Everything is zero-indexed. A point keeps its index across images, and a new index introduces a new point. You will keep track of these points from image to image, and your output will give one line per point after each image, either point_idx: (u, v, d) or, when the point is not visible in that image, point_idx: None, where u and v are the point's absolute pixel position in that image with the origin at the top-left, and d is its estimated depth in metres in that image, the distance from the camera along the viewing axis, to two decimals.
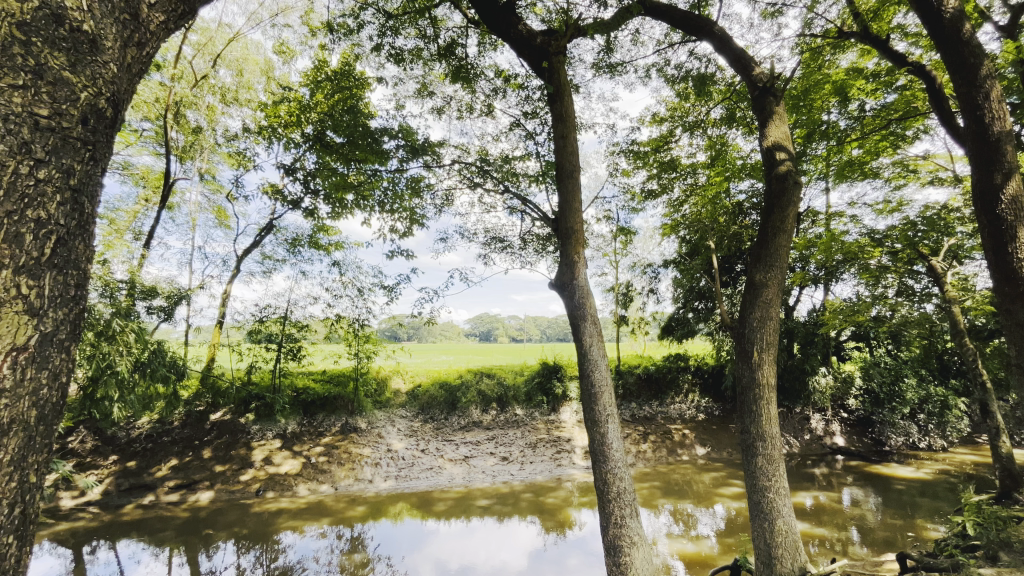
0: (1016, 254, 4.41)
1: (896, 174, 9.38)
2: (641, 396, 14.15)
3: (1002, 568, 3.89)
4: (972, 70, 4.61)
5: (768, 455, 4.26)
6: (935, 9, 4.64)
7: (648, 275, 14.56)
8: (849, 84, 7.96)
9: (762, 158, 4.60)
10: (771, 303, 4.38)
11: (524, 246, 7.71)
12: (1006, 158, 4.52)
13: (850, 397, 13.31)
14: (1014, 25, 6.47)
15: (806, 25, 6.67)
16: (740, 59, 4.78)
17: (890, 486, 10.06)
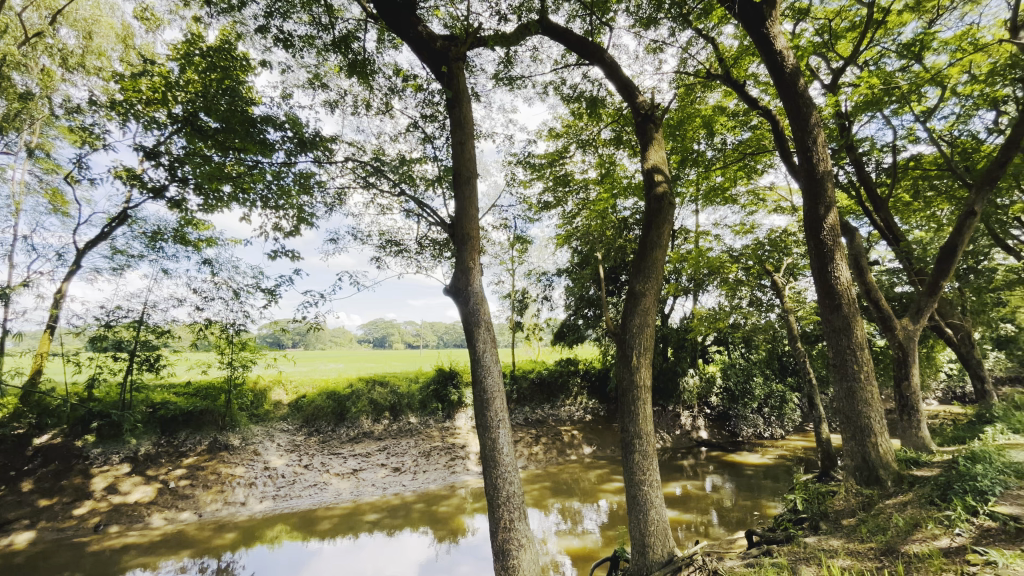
0: (834, 273, 5.36)
1: (750, 201, 10.87)
2: (533, 400, 14.66)
3: (822, 535, 4.63)
4: (804, 118, 5.52)
5: (643, 451, 4.64)
6: (779, 63, 5.46)
7: (543, 282, 15.15)
8: (715, 119, 9.03)
9: (643, 178, 5.03)
10: (648, 311, 4.78)
11: (420, 251, 7.55)
12: (827, 194, 5.47)
13: (712, 395, 15.04)
14: (834, 84, 7.91)
15: (681, 62, 7.49)
16: (626, 87, 5.20)
17: (742, 472, 11.54)
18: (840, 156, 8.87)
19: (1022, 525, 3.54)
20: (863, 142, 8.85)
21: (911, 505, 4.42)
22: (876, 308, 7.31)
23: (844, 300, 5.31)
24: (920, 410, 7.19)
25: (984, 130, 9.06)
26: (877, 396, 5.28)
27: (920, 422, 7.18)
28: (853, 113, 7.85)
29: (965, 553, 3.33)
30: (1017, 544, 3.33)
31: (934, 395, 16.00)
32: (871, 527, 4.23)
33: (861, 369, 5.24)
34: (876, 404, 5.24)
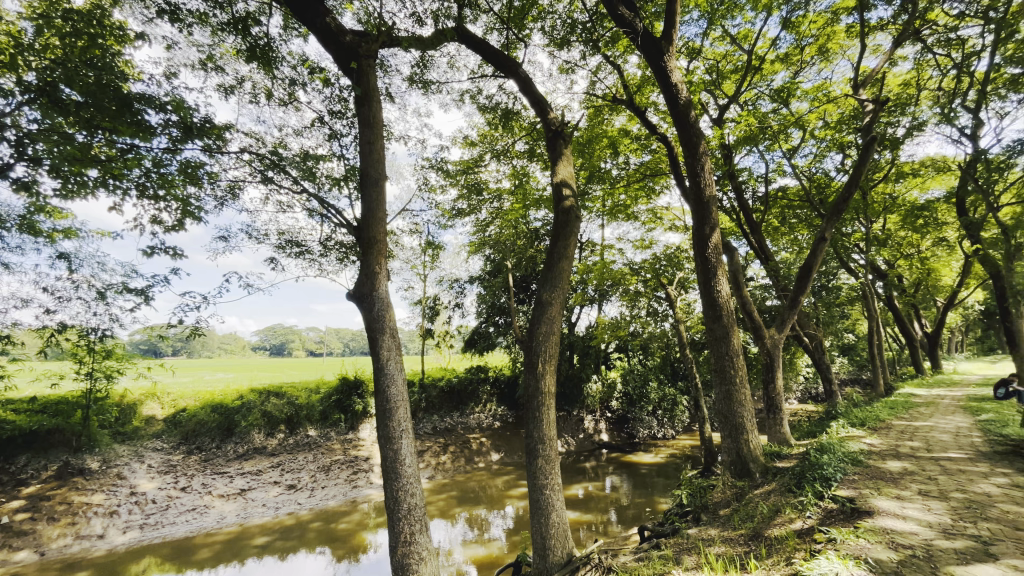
0: (717, 287, 5.97)
1: (649, 219, 11.76)
2: (442, 408, 14.45)
3: (702, 525, 5.09)
4: (695, 146, 6.09)
5: (546, 456, 4.77)
6: (674, 93, 5.99)
7: (455, 289, 15.07)
8: (619, 140, 9.61)
9: (552, 191, 5.22)
10: (554, 319, 4.95)
11: (324, 253, 7.13)
12: (712, 217, 6.10)
13: (613, 400, 15.94)
14: (720, 118, 8.86)
15: (591, 84, 7.94)
16: (538, 102, 5.37)
17: (638, 471, 12.32)
18: (724, 183, 9.92)
19: (856, 505, 4.17)
20: (743, 172, 9.99)
21: (774, 493, 5.01)
22: (750, 319, 8.23)
23: (724, 311, 5.92)
24: (783, 409, 8.21)
25: (833, 169, 10.68)
26: (749, 397, 5.93)
27: (782, 419, 8.20)
28: (735, 146, 8.84)
29: (813, 533, 3.84)
30: (852, 521, 3.91)
31: (795, 396, 18.35)
32: (742, 515, 4.73)
33: (737, 373, 5.87)
34: (748, 404, 5.88)
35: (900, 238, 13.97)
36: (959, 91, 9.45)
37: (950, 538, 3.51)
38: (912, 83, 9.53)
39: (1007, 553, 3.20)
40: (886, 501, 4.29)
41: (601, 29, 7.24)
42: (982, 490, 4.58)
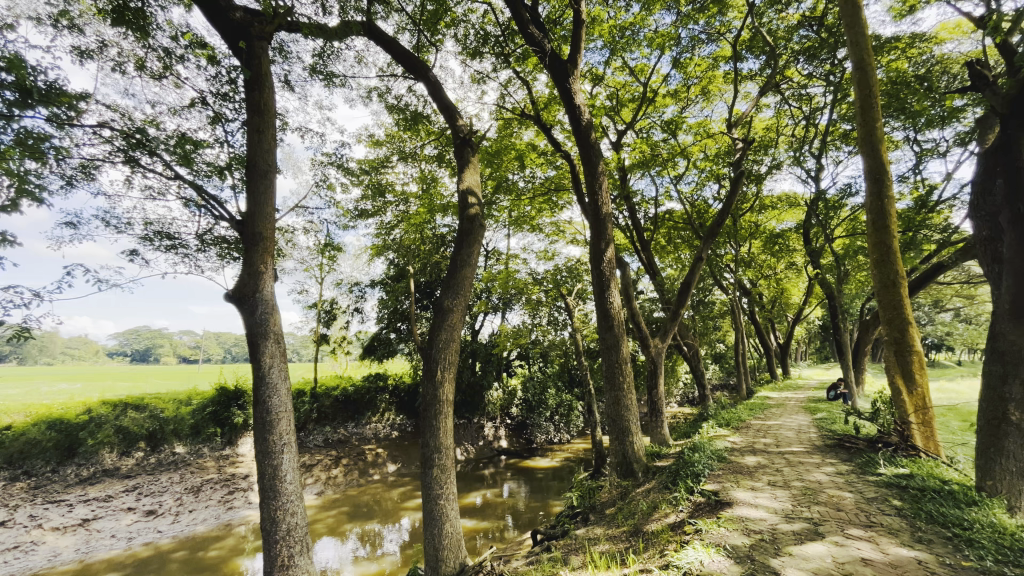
0: (610, 299, 6.37)
1: (552, 232, 12.25)
2: (335, 419, 13.65)
3: (590, 525, 5.36)
4: (595, 166, 6.48)
5: (442, 465, 4.70)
6: (578, 114, 6.34)
7: (355, 293, 14.38)
8: (526, 154, 9.88)
9: (457, 198, 5.22)
10: (455, 326, 4.91)
11: (201, 249, 6.40)
12: (608, 233, 6.52)
13: (513, 406, 16.24)
14: (618, 143, 9.53)
15: (502, 96, 8.10)
16: (447, 108, 5.35)
17: (534, 476, 12.65)
18: (620, 202, 10.66)
19: (719, 497, 4.68)
20: (636, 194, 10.84)
21: (653, 490, 5.45)
22: (638, 329, 8.89)
23: (615, 322, 6.33)
24: (664, 412, 8.95)
25: (711, 197, 11.99)
26: (635, 402, 6.35)
27: (663, 421, 8.96)
28: (631, 169, 9.55)
29: (684, 525, 4.21)
30: (715, 512, 4.37)
31: (675, 400, 20.17)
32: (625, 513, 5.06)
33: (625, 379, 6.24)
34: (634, 410, 6.29)
35: (761, 261, 16.05)
36: (808, 140, 11.16)
37: (791, 521, 4.07)
38: (774, 128, 11.06)
39: (831, 531, 3.79)
40: (743, 492, 4.86)
41: (512, 45, 7.41)
42: (815, 478, 5.38)
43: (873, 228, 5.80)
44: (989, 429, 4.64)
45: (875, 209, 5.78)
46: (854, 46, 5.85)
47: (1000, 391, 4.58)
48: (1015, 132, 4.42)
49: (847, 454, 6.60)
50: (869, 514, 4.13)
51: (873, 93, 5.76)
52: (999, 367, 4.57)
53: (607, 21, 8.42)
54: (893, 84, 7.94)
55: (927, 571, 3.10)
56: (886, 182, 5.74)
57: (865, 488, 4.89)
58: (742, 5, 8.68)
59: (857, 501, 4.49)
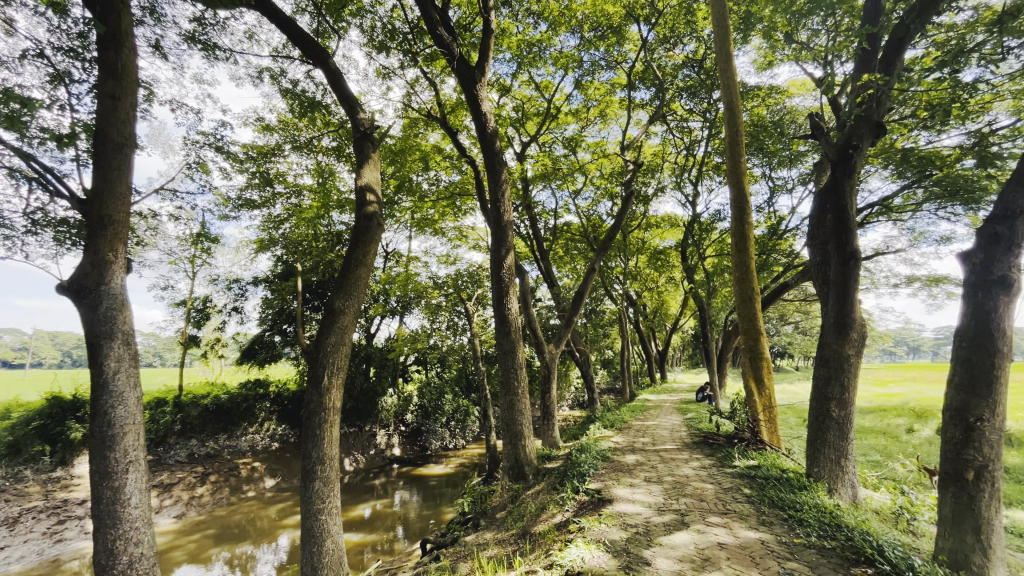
0: (508, 305, 6.48)
1: (455, 236, 12.19)
2: (203, 431, 12.16)
3: (480, 530, 5.38)
4: (498, 174, 6.58)
5: (325, 478, 4.39)
6: (484, 121, 6.40)
7: (233, 291, 12.98)
8: (430, 156, 9.73)
9: (355, 195, 4.95)
10: (346, 329, 4.63)
11: (31, 231, 5.33)
12: (509, 240, 6.63)
13: (407, 412, 15.80)
14: (522, 154, 9.79)
15: (408, 95, 7.91)
16: (347, 99, 5.06)
17: (428, 484, 12.41)
18: (522, 212, 10.94)
19: (601, 495, 4.98)
20: (538, 205, 11.22)
21: (542, 492, 5.62)
22: (534, 334, 9.14)
23: (513, 327, 6.44)
24: (556, 416, 9.32)
25: (605, 213, 12.82)
26: (528, 407, 6.51)
27: (554, 424, 9.31)
28: (532, 181, 9.88)
29: (568, 524, 4.38)
30: (598, 510, 4.62)
31: (567, 403, 21.15)
32: (514, 516, 5.16)
33: (519, 384, 6.37)
34: (526, 414, 6.45)
35: (646, 275, 17.49)
36: (687, 168, 12.43)
37: (662, 513, 4.45)
38: (660, 155, 12.16)
39: (695, 520, 4.21)
40: (622, 489, 5.21)
41: (420, 45, 7.28)
42: (684, 473, 5.95)
43: (736, 249, 6.60)
44: (816, 424, 5.49)
45: (738, 233, 6.58)
46: (727, 90, 6.65)
47: (825, 392, 5.44)
48: (841, 176, 5.28)
49: (709, 449, 7.41)
50: (726, 502, 4.65)
51: (739, 132, 6.59)
52: (825, 371, 5.45)
53: (515, 34, 8.61)
54: (754, 126, 9.18)
55: (768, 550, 3.56)
56: (747, 211, 6.58)
57: (723, 479, 5.52)
58: (636, 39, 9.45)
59: (716, 491, 5.05)
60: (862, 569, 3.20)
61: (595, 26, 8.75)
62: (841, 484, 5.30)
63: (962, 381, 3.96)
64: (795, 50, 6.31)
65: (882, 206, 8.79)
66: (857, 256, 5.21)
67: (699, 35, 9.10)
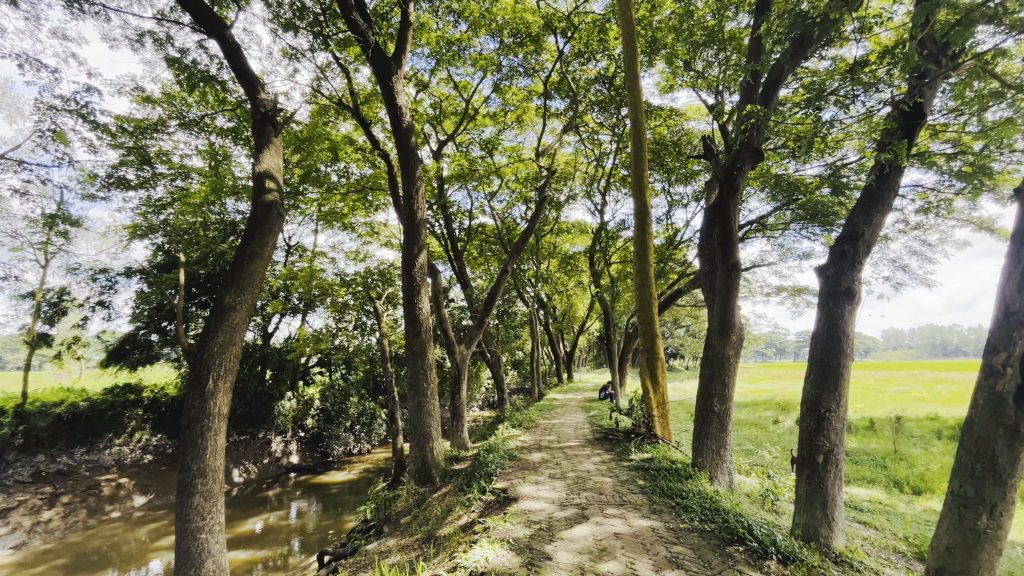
0: (418, 304, 6.34)
1: (366, 232, 11.71)
2: (54, 445, 10.42)
3: (383, 537, 5.21)
4: (412, 169, 6.44)
5: (206, 492, 3.98)
6: (399, 115, 6.23)
7: (100, 283, 11.31)
8: (340, 147, 9.25)
9: (251, 181, 4.54)
10: (237, 327, 4.23)
11: None
12: (421, 238, 6.50)
13: (308, 417, 14.85)
14: (438, 152, 9.67)
15: (317, 80, 7.45)
16: (247, 76, 4.63)
17: (328, 492, 11.76)
18: (436, 211, 10.80)
19: (507, 494, 5.06)
20: (453, 205, 11.15)
21: (449, 494, 5.57)
22: (445, 335, 9.05)
23: (423, 328, 6.31)
24: (465, 416, 9.31)
25: (518, 217, 13.09)
26: (437, 408, 6.43)
27: (462, 425, 9.29)
28: (448, 180, 9.81)
29: (474, 525, 4.37)
30: (503, 508, 4.69)
31: (477, 404, 21.22)
32: (419, 520, 5.06)
33: (428, 385, 6.28)
34: (435, 415, 6.37)
35: (556, 278, 18.11)
36: (597, 178, 13.08)
37: (564, 508, 4.62)
38: (573, 163, 12.68)
39: (594, 513, 4.42)
40: (527, 486, 5.34)
41: (333, 28, 6.89)
42: (586, 468, 6.24)
43: (637, 256, 7.06)
44: (701, 418, 6.04)
45: (639, 242, 7.05)
46: (633, 108, 7.11)
47: (709, 389, 6.01)
48: (726, 195, 5.89)
49: (609, 445, 7.86)
50: (622, 494, 4.96)
51: (642, 147, 7.07)
52: (709, 370, 6.01)
53: (434, 30, 8.49)
54: (656, 143, 9.93)
55: (657, 536, 3.85)
56: (648, 221, 7.07)
57: (620, 472, 5.87)
58: (553, 50, 9.78)
59: (614, 484, 5.36)
60: (735, 547, 3.57)
61: (515, 33, 8.94)
62: (720, 471, 5.88)
63: (816, 377, 4.58)
64: (692, 77, 6.91)
65: (758, 224, 9.93)
66: (737, 268, 5.83)
67: (611, 53, 9.48)
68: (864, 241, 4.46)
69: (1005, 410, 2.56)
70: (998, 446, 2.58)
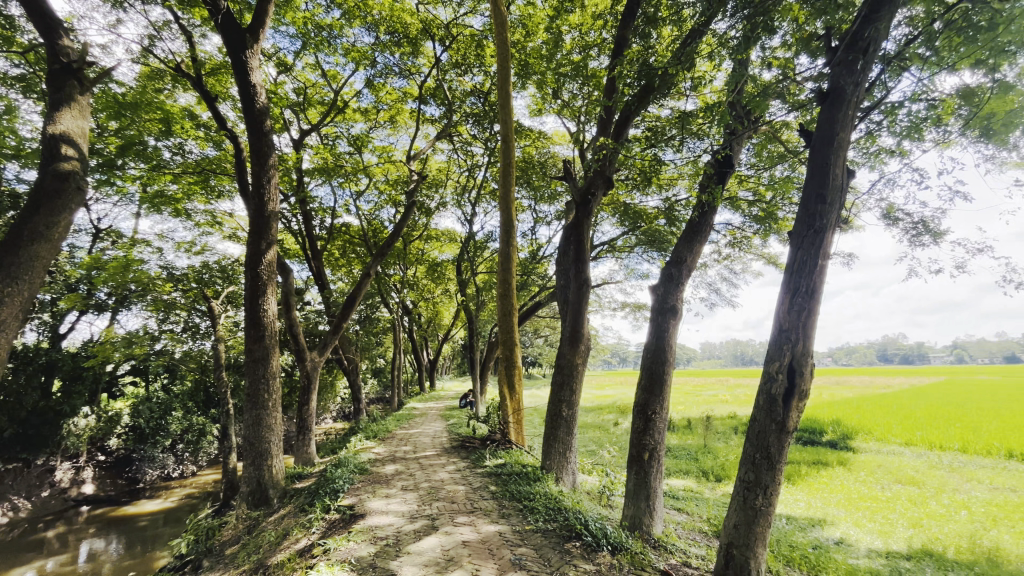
0: (264, 306, 5.68)
1: (206, 222, 10.21)
2: None
3: (202, 573, 4.52)
4: (264, 157, 5.82)
5: None
6: (252, 96, 5.59)
7: None
8: (177, 121, 7.97)
9: (40, 143, 3.62)
10: (3, 325, 3.32)
11: None
12: (271, 233, 5.87)
13: (112, 437, 12.32)
14: (299, 143, 8.89)
15: (148, 39, 6.33)
16: (42, 14, 3.71)
17: (134, 525, 9.85)
18: (293, 204, 9.89)
19: (353, 511, 4.78)
20: (313, 201, 10.30)
21: (287, 516, 5.05)
22: (294, 340, 8.22)
23: (268, 332, 5.67)
24: (313, 429, 8.59)
25: (386, 219, 12.63)
26: (279, 421, 5.84)
27: (310, 439, 8.56)
28: (309, 173, 9.04)
29: (312, 548, 4.00)
30: (348, 527, 4.40)
31: (330, 414, 19.79)
32: (249, 549, 4.48)
33: (271, 397, 5.67)
34: (277, 429, 5.79)
35: (422, 285, 17.82)
36: (468, 189, 13.26)
37: (413, 520, 4.51)
38: (444, 171, 12.67)
39: (444, 523, 4.40)
40: (377, 501, 5.10)
41: None
42: (439, 477, 6.19)
43: (502, 267, 7.29)
44: (550, 423, 6.41)
45: (504, 254, 7.30)
46: (504, 125, 7.38)
47: (559, 396, 6.43)
48: (582, 216, 6.42)
49: (465, 452, 7.94)
50: (473, 501, 5.02)
51: (511, 163, 7.37)
52: (560, 378, 6.43)
53: (301, 11, 7.84)
54: (524, 162, 10.46)
55: (503, 540, 3.97)
56: (513, 235, 7.36)
57: (473, 480, 5.95)
58: (430, 56, 9.71)
59: (466, 492, 5.40)
60: (572, 543, 3.85)
61: (391, 31, 8.68)
62: (564, 472, 6.30)
63: (646, 383, 5.19)
64: (559, 106, 7.42)
65: (609, 245, 11.01)
66: (588, 283, 6.38)
67: (486, 70, 9.67)
68: (686, 266, 5.21)
69: (777, 409, 3.18)
70: (771, 439, 3.19)
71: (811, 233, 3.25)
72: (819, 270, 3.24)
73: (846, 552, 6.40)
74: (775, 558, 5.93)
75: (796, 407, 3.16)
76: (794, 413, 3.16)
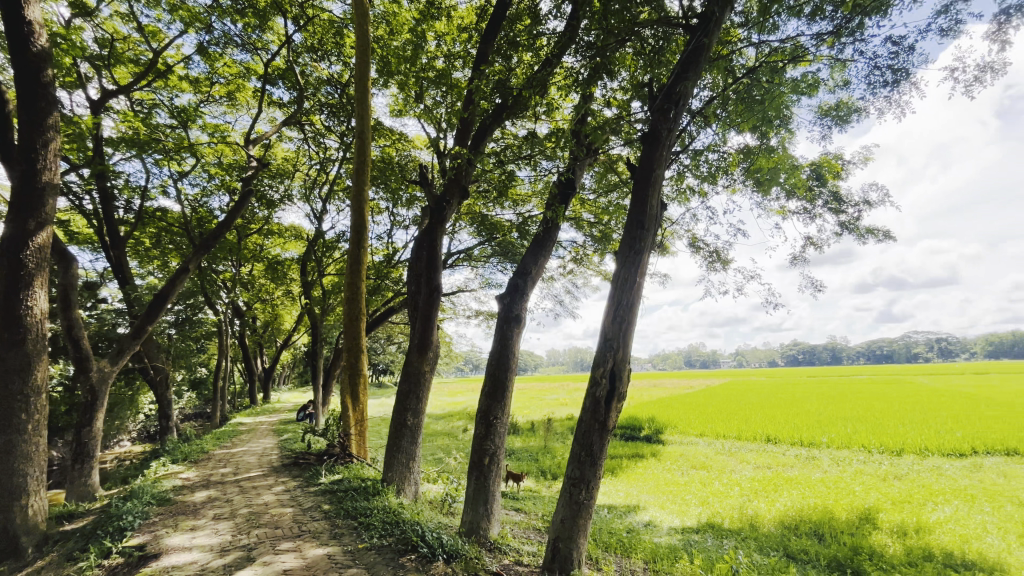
0: (27, 301, 4.46)
1: None
2: None
3: None
4: (40, 114, 4.61)
5: None
6: (25, 36, 4.39)
7: None
8: None
9: None
10: None
11: None
12: (44, 210, 4.66)
13: None
14: (100, 104, 7.30)
15: None
16: None
17: None
18: (86, 179, 8.05)
19: (145, 551, 4.00)
20: (117, 176, 8.52)
21: (45, 569, 4.00)
22: (74, 347, 6.60)
23: (31, 335, 4.48)
24: (97, 456, 6.99)
25: (216, 207, 11.04)
26: (40, 448, 4.63)
27: (93, 468, 6.96)
28: (113, 143, 7.48)
29: None
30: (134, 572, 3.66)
31: (128, 436, 16.41)
32: None
33: (30, 418, 4.48)
34: (38, 459, 4.58)
35: (259, 285, 15.94)
36: (318, 183, 12.27)
37: (224, 554, 3.94)
38: (292, 162, 11.57)
39: (262, 552, 3.93)
40: (178, 536, 4.34)
41: None
42: (263, 501, 5.53)
43: (349, 269, 6.86)
44: (394, 433, 6.21)
45: (353, 256, 6.89)
46: (360, 121, 7.02)
47: (404, 405, 6.26)
48: (436, 223, 6.39)
49: (297, 470, 7.25)
50: (301, 524, 4.58)
51: (366, 160, 7.02)
52: (406, 386, 6.27)
53: None
54: (382, 162, 10.10)
55: (332, 563, 3.70)
56: (364, 236, 7.00)
57: (304, 500, 5.44)
58: (281, 34, 8.83)
59: (293, 514, 4.92)
60: (407, 556, 3.76)
61: None
62: (406, 483, 6.14)
63: (490, 389, 5.34)
64: (420, 111, 7.35)
65: (465, 254, 11.19)
66: (439, 290, 6.35)
67: (345, 60, 9.11)
68: (530, 278, 5.52)
69: (600, 410, 3.54)
70: (594, 437, 3.54)
71: (632, 253, 3.72)
72: (637, 287, 3.72)
73: (652, 532, 7.40)
74: (597, 545, 6.57)
75: (615, 408, 3.56)
76: (613, 413, 3.56)
